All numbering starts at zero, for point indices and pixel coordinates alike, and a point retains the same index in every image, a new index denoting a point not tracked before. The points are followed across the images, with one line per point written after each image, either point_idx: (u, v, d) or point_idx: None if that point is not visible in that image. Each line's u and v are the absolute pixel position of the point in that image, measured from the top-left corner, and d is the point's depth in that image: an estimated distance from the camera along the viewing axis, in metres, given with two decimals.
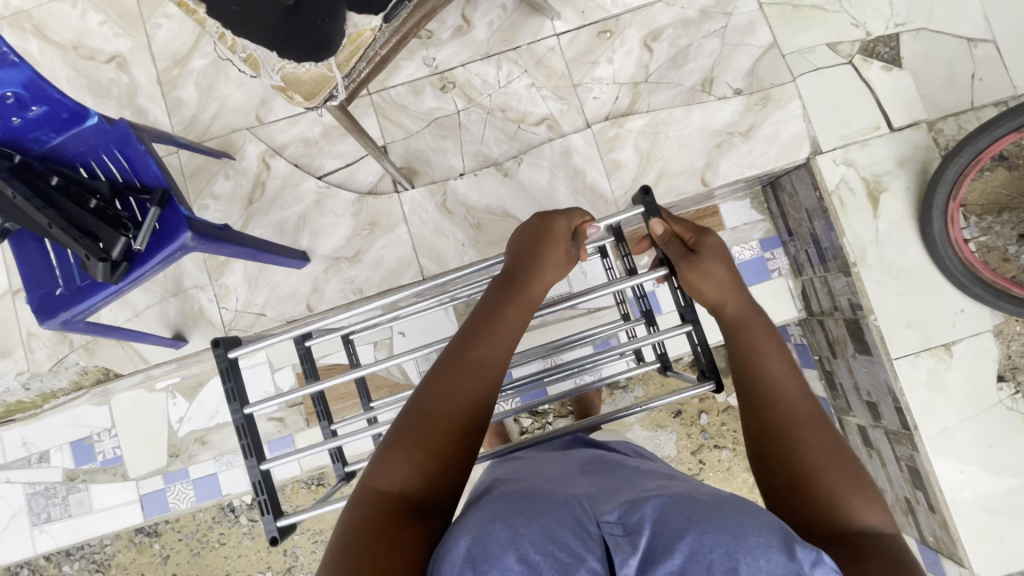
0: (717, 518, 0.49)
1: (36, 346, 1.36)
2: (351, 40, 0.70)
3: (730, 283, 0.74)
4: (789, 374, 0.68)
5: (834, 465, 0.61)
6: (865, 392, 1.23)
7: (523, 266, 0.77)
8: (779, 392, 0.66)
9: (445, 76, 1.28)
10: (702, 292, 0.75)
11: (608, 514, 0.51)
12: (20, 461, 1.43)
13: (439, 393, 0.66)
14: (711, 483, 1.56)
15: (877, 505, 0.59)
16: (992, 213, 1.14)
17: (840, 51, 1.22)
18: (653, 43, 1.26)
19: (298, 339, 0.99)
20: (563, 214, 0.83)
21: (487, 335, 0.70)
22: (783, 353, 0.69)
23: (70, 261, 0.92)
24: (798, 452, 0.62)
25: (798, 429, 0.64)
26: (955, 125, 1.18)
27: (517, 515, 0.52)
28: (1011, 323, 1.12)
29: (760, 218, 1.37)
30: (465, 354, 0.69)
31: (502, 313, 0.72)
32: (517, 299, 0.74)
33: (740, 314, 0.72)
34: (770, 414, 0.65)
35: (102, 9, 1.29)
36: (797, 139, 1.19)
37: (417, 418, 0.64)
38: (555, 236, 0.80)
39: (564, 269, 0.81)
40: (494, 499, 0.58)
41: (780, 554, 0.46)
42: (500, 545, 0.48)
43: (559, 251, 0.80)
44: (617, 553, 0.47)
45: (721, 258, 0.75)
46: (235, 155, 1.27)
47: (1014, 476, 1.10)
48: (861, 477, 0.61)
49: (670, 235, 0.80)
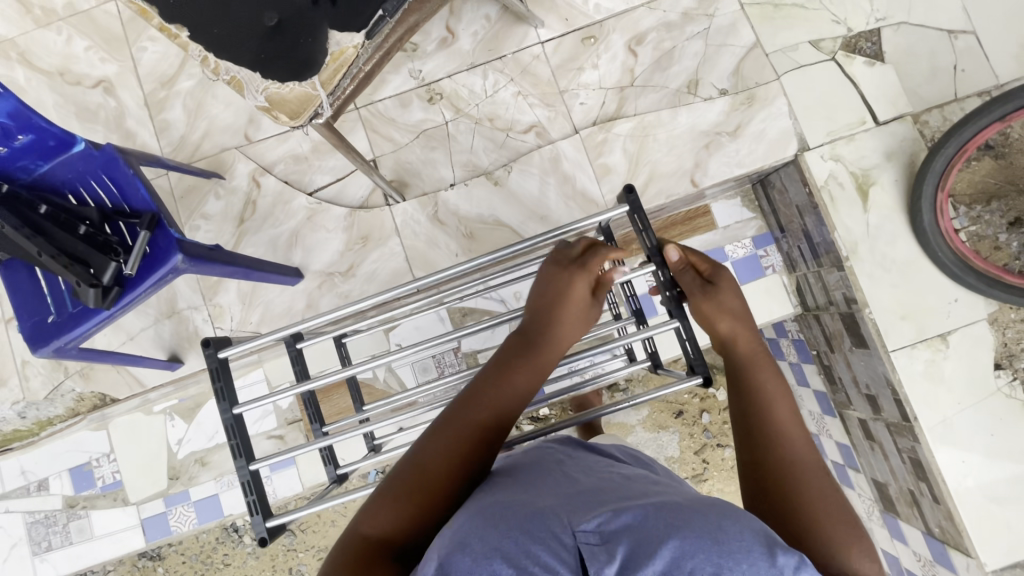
0: (698, 522, 0.49)
1: (32, 373, 1.35)
2: (334, 58, 0.71)
3: (742, 316, 0.75)
4: (796, 419, 0.68)
5: (831, 515, 0.62)
6: (864, 385, 1.23)
7: (538, 323, 0.76)
8: (784, 438, 0.67)
9: (431, 87, 1.28)
10: (717, 324, 0.75)
11: (586, 522, 0.50)
12: (19, 490, 1.42)
13: (439, 452, 0.65)
14: (715, 482, 1.56)
15: (870, 555, 0.61)
16: (981, 201, 1.15)
17: (822, 48, 1.23)
18: (637, 47, 1.27)
19: (289, 339, 1.01)
20: (583, 269, 0.77)
21: (492, 396, 0.69)
22: (789, 396, 0.70)
23: (61, 288, 0.91)
24: (800, 498, 0.63)
25: (802, 475, 0.64)
26: (939, 116, 1.19)
27: (494, 527, 0.52)
28: (1005, 311, 1.13)
29: (751, 216, 1.38)
30: (467, 415, 0.67)
31: (509, 373, 0.71)
32: (525, 360, 0.72)
33: (750, 352, 0.73)
34: (774, 458, 0.66)
35: (88, 34, 1.30)
36: (784, 136, 1.20)
37: (412, 467, 0.64)
38: (571, 293, 0.76)
39: (578, 326, 0.77)
40: (473, 509, 0.57)
41: (762, 558, 0.47)
42: (472, 560, 0.48)
43: (572, 308, 0.76)
44: (592, 562, 0.46)
45: (734, 292, 0.76)
46: (226, 174, 1.26)
47: (1016, 463, 1.10)
48: (857, 527, 0.62)
49: (686, 264, 0.80)
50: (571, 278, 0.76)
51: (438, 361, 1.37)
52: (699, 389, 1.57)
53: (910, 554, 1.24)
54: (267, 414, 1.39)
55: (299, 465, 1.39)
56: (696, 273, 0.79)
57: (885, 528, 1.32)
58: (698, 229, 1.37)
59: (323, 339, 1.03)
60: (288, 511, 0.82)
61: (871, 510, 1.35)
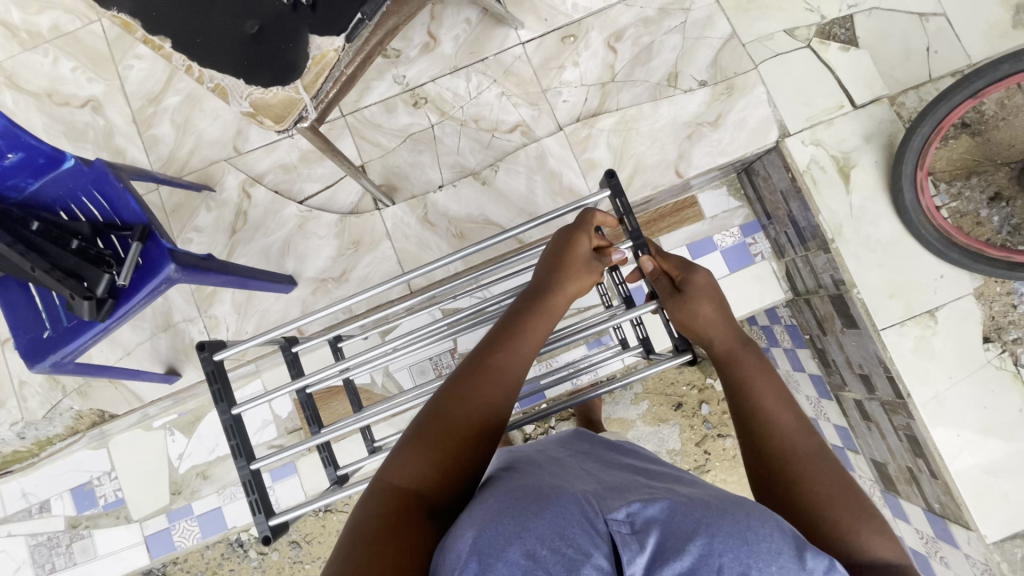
0: (729, 521, 0.48)
1: (29, 394, 1.36)
2: (315, 62, 0.72)
3: (718, 319, 0.75)
4: (784, 407, 0.68)
5: (834, 497, 0.61)
6: (857, 365, 1.24)
7: (544, 275, 0.76)
8: (772, 429, 0.67)
9: (416, 92, 1.30)
10: (693, 328, 0.75)
11: (617, 511, 0.49)
12: (20, 512, 1.41)
13: (457, 400, 0.66)
14: (718, 473, 1.57)
15: (885, 535, 0.59)
16: (961, 177, 1.17)
17: (797, 36, 1.25)
18: (616, 44, 1.29)
19: (284, 343, 1.03)
20: (582, 228, 0.80)
21: (505, 345, 0.70)
22: (774, 386, 0.69)
23: (56, 303, 0.92)
24: (796, 486, 0.62)
25: (796, 464, 0.64)
26: (916, 97, 1.21)
27: (523, 510, 0.51)
28: (990, 284, 1.14)
29: (737, 205, 1.40)
30: (485, 363, 0.68)
31: (524, 323, 0.72)
32: (539, 312, 0.73)
33: (728, 348, 0.74)
34: (766, 452, 0.66)
35: (74, 55, 1.31)
36: (765, 123, 1.22)
37: (434, 418, 0.65)
38: (576, 247, 0.78)
39: (589, 278, 0.78)
40: (502, 492, 0.56)
41: (793, 560, 0.47)
42: (504, 538, 0.48)
43: (581, 261, 0.78)
44: (624, 550, 0.46)
45: (708, 296, 0.75)
46: (216, 186, 1.28)
47: (1011, 434, 1.11)
48: (865, 508, 0.60)
49: (659, 273, 0.81)
50: (574, 236, 0.79)
51: (436, 362, 1.38)
52: (696, 380, 1.58)
53: (913, 533, 1.25)
54: (267, 424, 1.39)
55: (301, 474, 1.39)
56: (669, 279, 0.79)
57: (886, 507, 1.33)
58: (686, 220, 1.39)
59: (318, 342, 1.04)
60: (291, 508, 0.83)
61: (872, 490, 1.36)
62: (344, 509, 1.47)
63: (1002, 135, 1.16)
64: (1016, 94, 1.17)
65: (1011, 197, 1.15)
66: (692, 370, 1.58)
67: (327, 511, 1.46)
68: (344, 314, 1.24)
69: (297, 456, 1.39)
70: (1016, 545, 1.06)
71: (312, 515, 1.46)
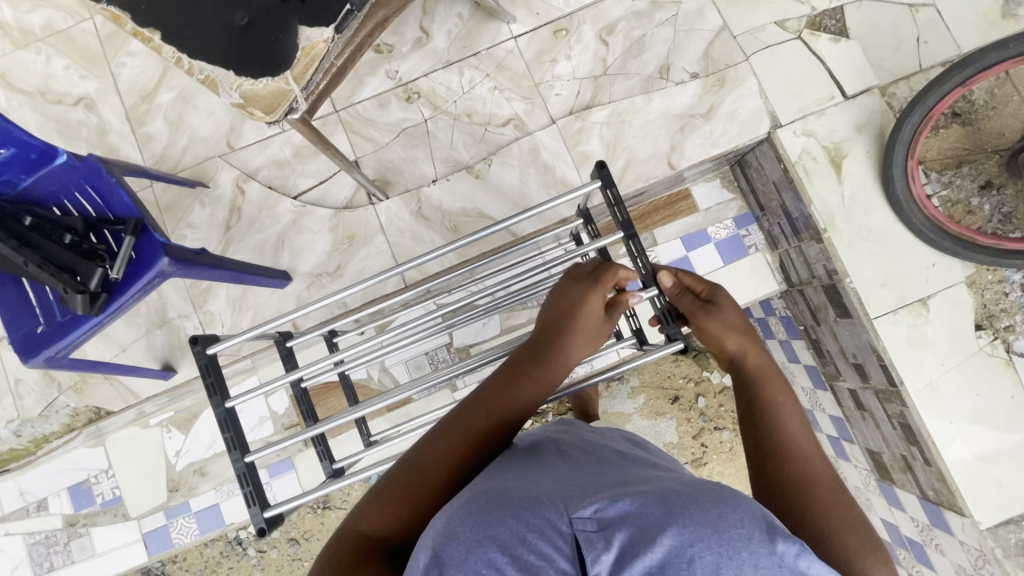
0: (697, 511, 0.47)
1: (25, 391, 1.36)
2: (305, 53, 0.73)
3: (749, 334, 0.77)
4: (804, 429, 0.69)
5: (846, 519, 0.61)
6: (851, 355, 1.25)
7: (547, 335, 0.74)
8: (791, 446, 0.67)
9: (409, 87, 1.31)
10: (719, 336, 0.77)
11: (583, 509, 0.49)
12: (18, 511, 1.41)
13: (435, 456, 0.66)
14: (715, 465, 1.58)
15: (888, 567, 0.58)
16: (952, 167, 1.18)
17: (788, 28, 1.26)
18: (608, 37, 1.30)
19: (278, 337, 1.03)
20: (596, 285, 0.77)
21: (493, 407, 0.69)
22: (798, 411, 0.71)
23: (49, 298, 0.92)
24: (811, 501, 0.62)
25: (812, 482, 0.64)
26: (906, 87, 1.22)
27: (485, 516, 0.51)
28: (982, 273, 1.15)
29: (731, 197, 1.40)
30: (472, 427, 0.67)
31: (515, 384, 0.70)
32: (531, 372, 0.71)
33: (758, 365, 0.75)
34: (783, 465, 0.66)
35: (67, 53, 1.31)
36: (756, 115, 1.23)
37: (411, 470, 0.65)
38: (584, 306, 0.75)
39: (588, 345, 0.76)
40: (468, 496, 0.56)
41: (763, 545, 0.46)
42: (466, 547, 0.48)
43: (584, 323, 0.75)
44: (589, 550, 0.46)
45: (738, 311, 0.78)
46: (210, 183, 1.28)
47: (1003, 422, 1.12)
48: (872, 538, 0.60)
49: (682, 287, 0.83)
50: (586, 291, 0.76)
51: (432, 357, 1.38)
52: (692, 373, 1.58)
53: (909, 521, 1.25)
54: (264, 420, 1.39)
55: (298, 470, 1.39)
56: (695, 293, 0.82)
57: (882, 497, 1.33)
58: (680, 213, 1.39)
59: (313, 336, 1.04)
60: (286, 500, 0.84)
61: (868, 480, 1.37)
62: (342, 506, 1.47)
63: (991, 124, 1.17)
64: (1005, 83, 1.18)
65: (1001, 185, 1.15)
66: (688, 363, 1.58)
67: (326, 507, 1.47)
68: (339, 309, 1.25)
69: (294, 452, 1.39)
70: (1009, 531, 1.07)
71: (311, 511, 1.46)
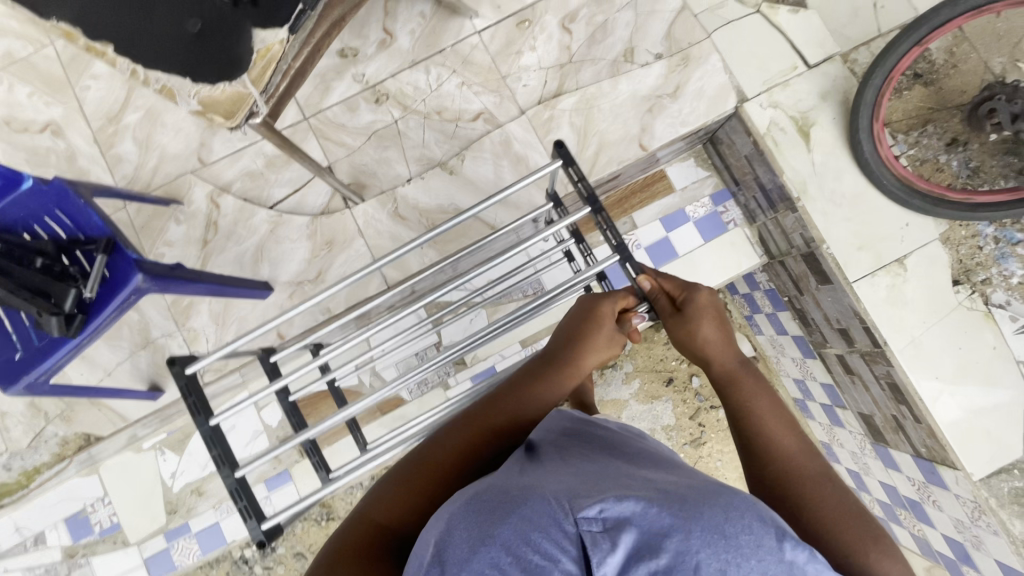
0: (706, 514, 0.46)
1: (12, 424, 1.35)
2: (261, 55, 0.74)
3: (722, 335, 0.75)
4: (787, 428, 0.69)
5: (848, 519, 0.61)
6: (835, 320, 1.26)
7: (566, 342, 0.77)
8: (777, 448, 0.68)
9: (377, 89, 1.31)
10: (698, 346, 0.76)
11: (588, 507, 0.47)
12: (16, 547, 1.39)
13: (445, 451, 0.69)
14: (714, 444, 1.58)
15: (892, 556, 0.59)
16: (918, 127, 1.20)
17: (746, 2, 1.28)
18: (571, 25, 1.31)
19: (263, 355, 1.04)
20: (611, 296, 0.79)
21: (504, 410, 0.72)
22: (778, 410, 0.71)
23: (25, 324, 0.92)
24: (806, 503, 0.62)
25: (803, 483, 0.64)
26: (867, 53, 1.23)
27: (490, 516, 0.50)
28: (955, 229, 1.17)
29: (706, 174, 1.41)
30: (484, 424, 0.71)
31: (528, 389, 0.74)
32: (541, 376, 0.75)
33: (732, 368, 0.75)
34: (771, 471, 0.66)
35: (29, 80, 1.30)
36: (722, 90, 1.24)
37: (423, 464, 0.68)
38: (604, 317, 0.77)
39: (608, 351, 0.77)
40: (473, 492, 0.55)
41: (772, 552, 0.45)
42: (469, 547, 0.48)
43: (604, 337, 0.77)
44: (594, 550, 0.44)
45: (711, 313, 0.76)
46: (184, 200, 1.27)
47: (988, 373, 1.13)
48: (869, 529, 0.61)
49: (658, 292, 0.80)
50: (601, 313, 0.77)
51: (421, 357, 1.38)
52: (685, 354, 1.59)
53: (906, 481, 1.26)
54: (258, 434, 1.38)
55: (296, 482, 1.38)
56: (671, 295, 0.79)
57: (878, 459, 1.35)
58: (657, 194, 1.40)
59: (295, 349, 1.03)
60: (281, 511, 0.84)
61: (863, 443, 1.38)
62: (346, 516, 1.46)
63: (953, 81, 1.19)
64: (962, 40, 1.20)
65: (967, 141, 1.17)
66: None
67: (329, 519, 1.46)
68: (323, 315, 1.24)
69: (291, 464, 1.38)
70: (1002, 481, 1.08)
71: (315, 523, 1.46)
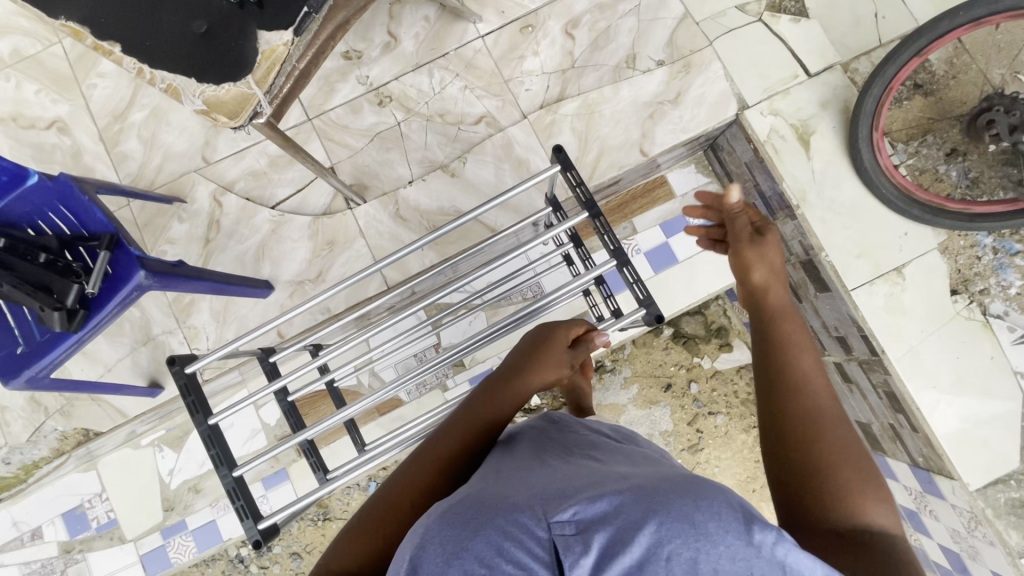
0: (675, 507, 0.47)
1: (12, 418, 1.36)
2: (265, 56, 0.74)
3: (781, 271, 0.72)
4: (817, 364, 0.64)
5: (853, 463, 0.57)
6: (833, 328, 1.26)
7: (514, 366, 0.77)
8: (800, 381, 0.62)
9: (380, 91, 1.32)
10: (757, 272, 0.72)
11: (561, 511, 0.48)
12: (12, 541, 1.39)
13: (399, 488, 0.67)
14: (712, 450, 1.58)
15: (887, 506, 0.56)
16: (918, 137, 1.20)
17: (748, 11, 1.29)
18: (573, 30, 1.32)
19: (262, 355, 1.05)
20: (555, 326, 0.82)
21: (454, 440, 0.70)
22: (813, 349, 0.65)
23: (28, 319, 0.92)
24: (821, 438, 0.58)
25: (821, 419, 0.59)
26: (867, 63, 1.24)
27: (463, 526, 0.50)
28: (954, 239, 1.17)
29: (706, 181, 1.42)
30: (436, 457, 0.69)
31: (478, 415, 0.72)
32: (489, 399, 0.74)
33: (782, 303, 0.70)
34: (793, 401, 0.61)
35: (36, 78, 1.32)
36: (723, 97, 1.25)
37: (378, 506, 0.66)
38: (550, 344, 0.79)
39: (554, 371, 0.77)
40: (446, 506, 0.54)
41: (740, 537, 0.45)
42: (442, 561, 0.47)
43: (549, 360, 0.78)
44: (567, 554, 0.45)
45: (780, 249, 0.73)
46: (187, 198, 1.28)
47: (985, 383, 1.13)
48: (876, 479, 0.57)
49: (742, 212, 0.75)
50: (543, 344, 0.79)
51: (421, 358, 1.39)
52: (683, 360, 1.59)
53: (902, 490, 1.26)
54: (256, 433, 1.39)
55: (293, 481, 1.38)
56: (748, 216, 0.75)
57: None
58: (657, 200, 1.41)
59: (295, 349, 1.03)
60: (278, 510, 0.85)
61: None
62: (342, 516, 1.47)
63: (953, 92, 1.20)
64: (962, 51, 1.20)
65: (966, 151, 1.18)
66: (678, 351, 1.59)
67: (325, 519, 1.46)
68: (322, 315, 1.25)
69: (289, 463, 1.39)
70: (998, 491, 1.09)
71: (310, 523, 1.46)
